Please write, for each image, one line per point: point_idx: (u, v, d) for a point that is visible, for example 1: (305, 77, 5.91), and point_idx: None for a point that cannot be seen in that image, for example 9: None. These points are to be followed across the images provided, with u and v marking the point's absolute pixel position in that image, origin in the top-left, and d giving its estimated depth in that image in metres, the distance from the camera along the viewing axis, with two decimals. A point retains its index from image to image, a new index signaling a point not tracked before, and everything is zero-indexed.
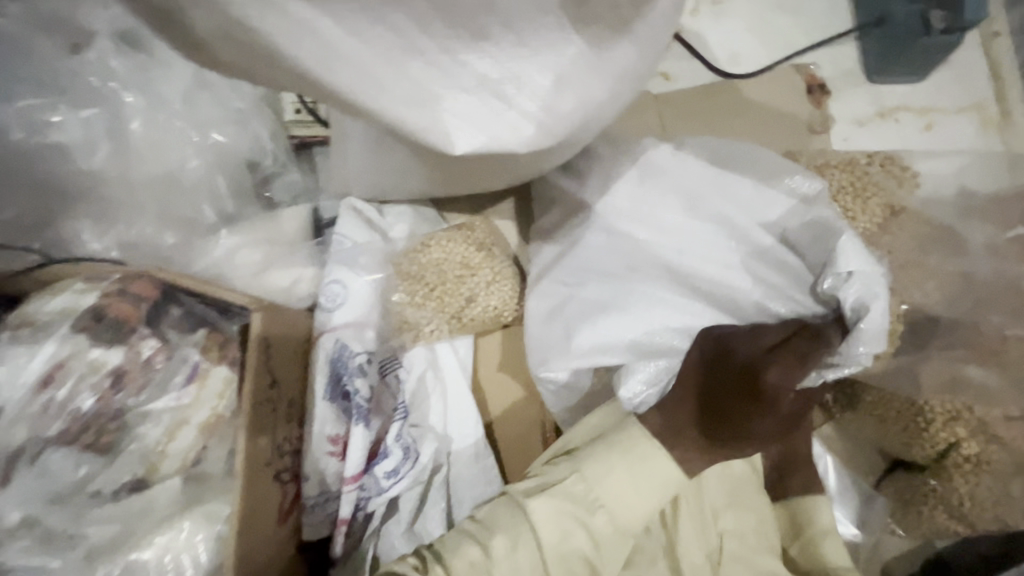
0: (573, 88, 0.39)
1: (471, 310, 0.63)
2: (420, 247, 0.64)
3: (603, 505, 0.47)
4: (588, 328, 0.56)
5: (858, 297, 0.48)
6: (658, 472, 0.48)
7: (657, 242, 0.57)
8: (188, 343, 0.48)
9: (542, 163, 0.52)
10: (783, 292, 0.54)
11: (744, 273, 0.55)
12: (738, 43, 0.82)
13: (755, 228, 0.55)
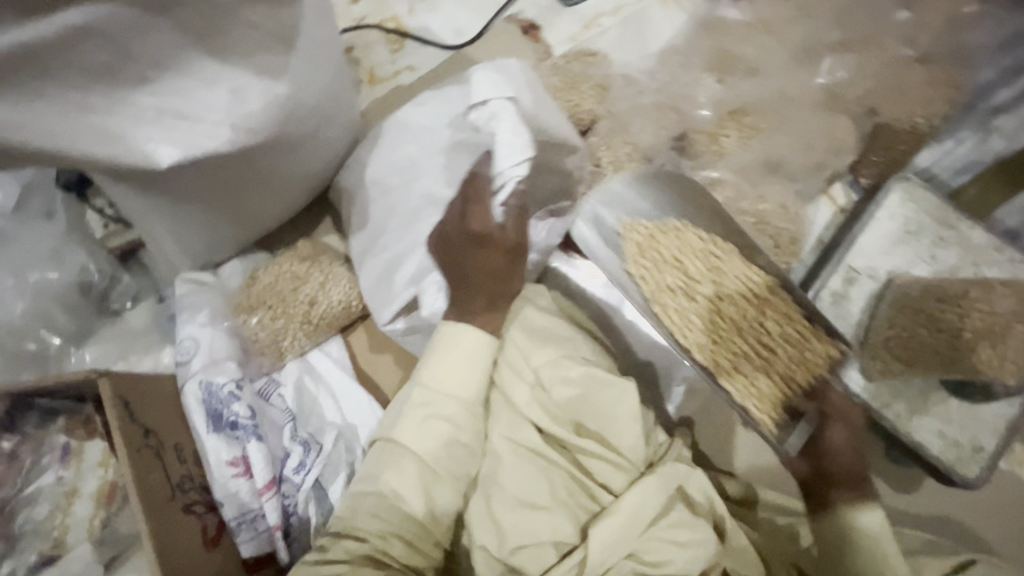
0: (252, 94, 0.53)
1: (319, 310, 0.72)
2: (253, 280, 0.73)
3: (455, 401, 0.58)
4: (398, 273, 0.66)
5: (491, 122, 0.63)
6: (479, 355, 0.58)
7: (410, 178, 0.68)
8: (53, 434, 0.59)
9: (303, 163, 0.66)
10: (482, 146, 0.64)
11: (459, 161, 0.65)
12: (458, 19, 0.96)
13: (451, 127, 0.67)
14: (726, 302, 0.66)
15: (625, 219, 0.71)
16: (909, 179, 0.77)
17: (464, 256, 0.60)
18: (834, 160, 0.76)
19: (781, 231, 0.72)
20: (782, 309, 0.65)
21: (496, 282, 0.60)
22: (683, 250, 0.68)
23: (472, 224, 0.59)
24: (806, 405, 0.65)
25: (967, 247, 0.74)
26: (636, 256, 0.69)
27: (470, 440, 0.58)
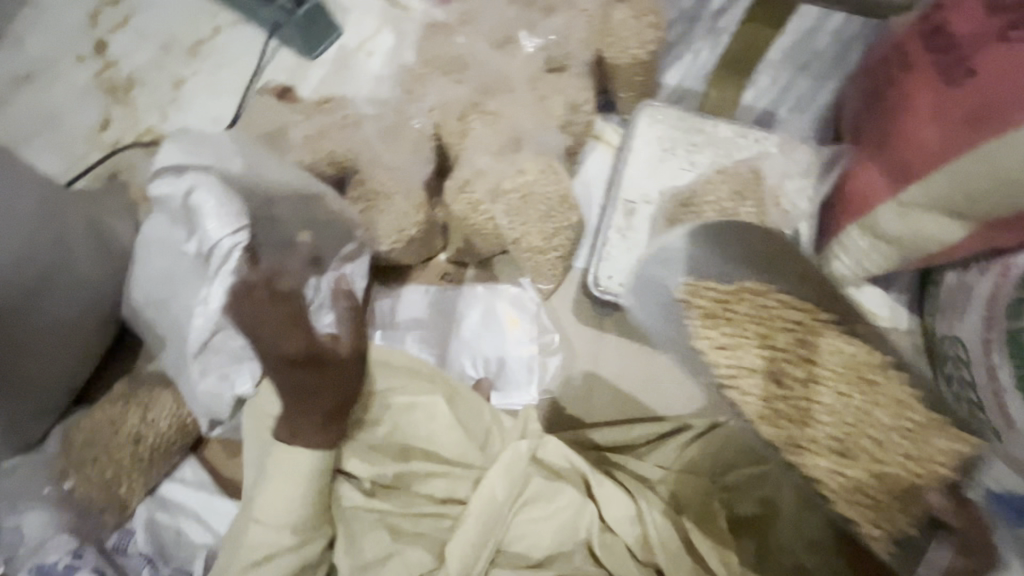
0: None
1: (146, 444, 0.71)
2: (67, 441, 0.70)
3: (267, 511, 0.60)
4: (200, 380, 0.65)
5: (192, 187, 0.62)
6: (298, 460, 0.61)
7: (166, 290, 0.67)
8: None
9: (56, 314, 0.65)
10: (195, 203, 0.61)
11: (186, 237, 0.63)
12: (213, 109, 0.98)
13: (172, 219, 0.66)
14: (832, 393, 0.52)
15: (687, 279, 0.59)
16: (653, 105, 0.86)
17: (298, 372, 0.60)
18: (575, 116, 0.81)
19: (547, 196, 0.75)
20: (902, 394, 0.52)
21: (332, 391, 0.62)
22: (733, 309, 0.56)
23: (297, 328, 0.60)
24: (937, 501, 0.49)
25: (712, 148, 0.83)
26: (704, 321, 0.57)
27: (304, 537, 0.61)
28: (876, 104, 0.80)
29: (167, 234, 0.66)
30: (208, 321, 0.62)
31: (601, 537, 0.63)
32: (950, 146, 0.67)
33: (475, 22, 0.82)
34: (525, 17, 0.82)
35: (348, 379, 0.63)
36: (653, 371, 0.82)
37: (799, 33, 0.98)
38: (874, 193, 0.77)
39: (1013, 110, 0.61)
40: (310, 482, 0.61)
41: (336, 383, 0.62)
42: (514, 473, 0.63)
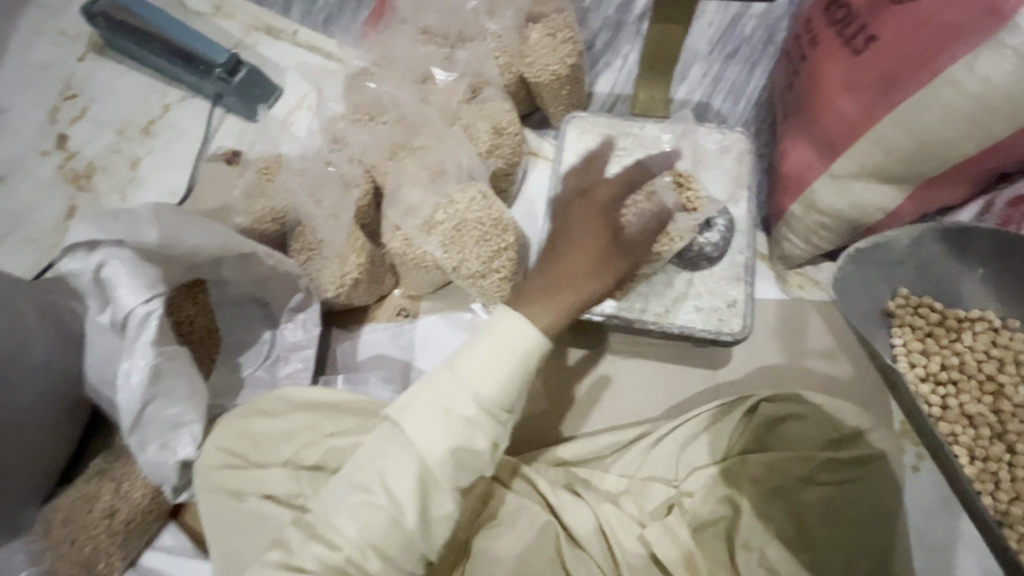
0: None
1: (121, 518, 0.73)
2: (44, 525, 0.71)
3: (463, 389, 0.57)
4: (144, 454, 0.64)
5: (106, 263, 0.63)
6: (520, 338, 0.58)
7: (108, 367, 0.69)
8: None
9: (15, 406, 0.67)
10: (112, 278, 0.63)
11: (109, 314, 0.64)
12: (170, 183, 1.02)
13: (94, 298, 0.66)
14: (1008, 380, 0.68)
15: (902, 289, 0.71)
16: (579, 116, 0.87)
17: (565, 244, 0.63)
18: (501, 138, 0.83)
19: (477, 219, 0.76)
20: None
21: (573, 273, 0.62)
22: (943, 336, 0.70)
23: (602, 209, 0.64)
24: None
25: (642, 148, 0.83)
26: (907, 345, 0.70)
27: (470, 434, 0.57)
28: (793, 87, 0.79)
29: (95, 321, 0.67)
30: (138, 389, 0.60)
31: (569, 551, 0.62)
32: (867, 111, 0.67)
33: (394, 64, 0.85)
34: (441, 52, 0.85)
35: (606, 266, 0.62)
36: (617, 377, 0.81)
37: (719, 29, 1.00)
38: (809, 171, 0.75)
39: (914, 72, 0.62)
40: (522, 366, 0.58)
41: (598, 274, 0.62)
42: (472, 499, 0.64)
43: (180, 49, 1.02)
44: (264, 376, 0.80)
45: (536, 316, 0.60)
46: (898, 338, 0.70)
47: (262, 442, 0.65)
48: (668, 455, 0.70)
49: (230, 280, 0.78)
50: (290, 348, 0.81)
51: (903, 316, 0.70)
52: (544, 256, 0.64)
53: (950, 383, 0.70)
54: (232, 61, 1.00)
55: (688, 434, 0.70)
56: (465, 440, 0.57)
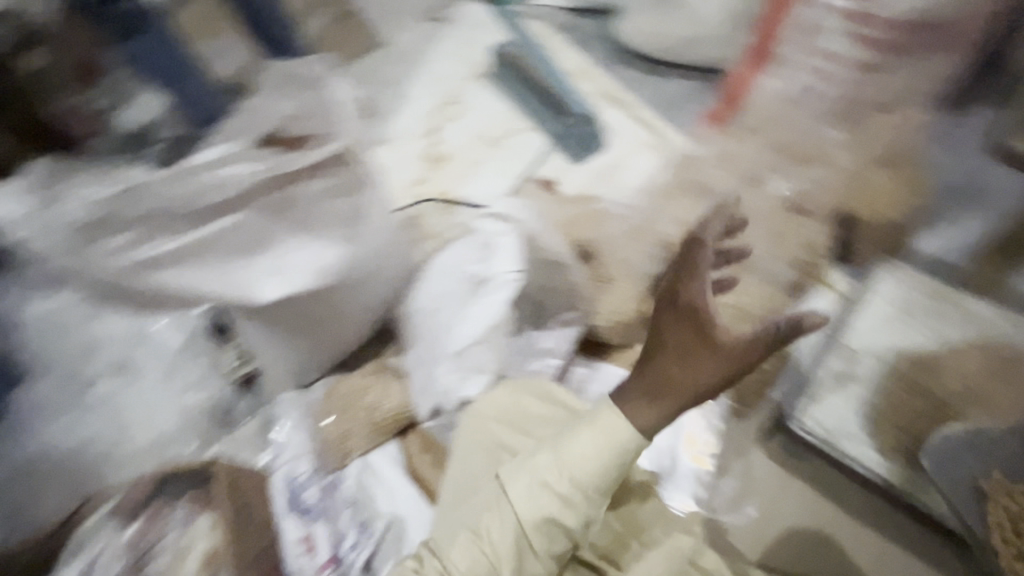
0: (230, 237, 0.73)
1: (379, 413, 0.88)
2: (331, 391, 0.92)
3: (567, 466, 0.64)
4: (444, 374, 0.88)
5: (502, 246, 0.89)
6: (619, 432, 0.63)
7: (440, 299, 0.90)
8: (179, 503, 0.74)
9: (366, 299, 0.89)
10: (502, 260, 0.88)
11: (479, 276, 0.89)
12: (492, 185, 1.18)
13: (467, 251, 0.90)
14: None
15: (997, 472, 0.70)
16: (893, 265, 0.86)
17: (681, 352, 0.61)
18: (810, 256, 0.87)
19: (763, 318, 0.82)
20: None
21: (690, 388, 0.60)
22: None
23: (747, 355, 0.58)
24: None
25: (957, 326, 0.85)
26: (998, 525, 0.69)
27: (567, 513, 0.64)
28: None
29: (456, 267, 0.90)
30: None
31: None
32: None
33: (732, 163, 0.95)
34: (777, 163, 0.93)
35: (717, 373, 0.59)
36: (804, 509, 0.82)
37: None
38: None
39: None
40: (615, 472, 0.63)
41: (693, 369, 0.60)
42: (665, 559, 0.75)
43: (546, 95, 1.25)
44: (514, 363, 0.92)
45: (640, 417, 0.63)
46: (989, 523, 0.69)
47: (518, 417, 0.82)
48: None
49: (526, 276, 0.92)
50: (540, 350, 0.92)
51: (999, 496, 0.69)
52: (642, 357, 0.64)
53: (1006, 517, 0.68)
54: (582, 115, 1.20)
55: None
56: (552, 514, 0.64)
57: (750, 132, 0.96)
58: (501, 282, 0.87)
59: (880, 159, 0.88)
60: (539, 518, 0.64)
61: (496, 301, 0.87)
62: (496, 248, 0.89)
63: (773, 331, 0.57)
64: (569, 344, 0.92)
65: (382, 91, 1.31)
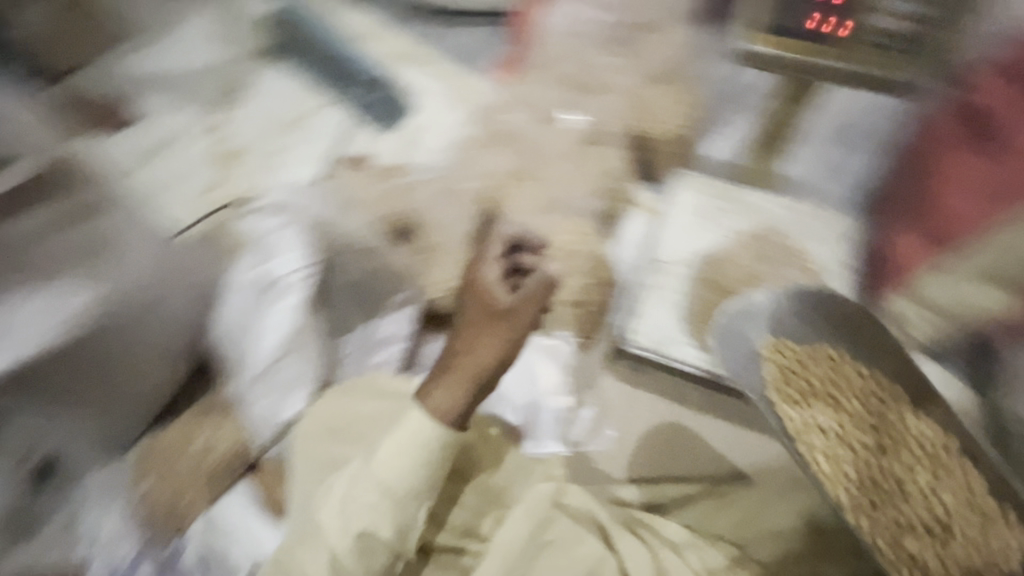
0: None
1: (210, 458, 0.76)
2: (151, 445, 0.76)
3: (371, 476, 0.64)
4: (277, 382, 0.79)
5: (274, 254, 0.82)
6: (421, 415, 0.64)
7: (240, 317, 0.79)
8: None
9: (159, 332, 0.72)
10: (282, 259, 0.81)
11: (264, 276, 0.80)
12: None
13: (247, 265, 0.81)
14: (885, 457, 0.68)
15: (767, 335, 0.75)
16: (690, 176, 0.94)
17: (496, 323, 0.69)
18: (615, 185, 0.91)
19: (582, 253, 0.86)
20: (956, 470, 0.65)
21: (474, 364, 0.67)
22: (831, 386, 0.73)
23: (523, 321, 0.70)
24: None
25: (744, 215, 0.90)
26: (776, 380, 0.72)
27: (377, 523, 0.63)
28: (913, 167, 0.82)
29: (239, 277, 0.80)
30: None
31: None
32: (987, 211, 0.69)
33: (530, 102, 0.94)
34: (568, 96, 0.93)
35: (497, 343, 0.69)
36: (690, 428, 0.82)
37: (848, 108, 0.96)
38: (914, 257, 0.78)
39: None
40: (429, 456, 0.64)
41: (476, 349, 0.68)
42: (535, 513, 0.68)
43: None
44: (355, 361, 0.85)
45: (447, 401, 0.65)
46: (770, 377, 0.72)
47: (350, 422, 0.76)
48: (735, 517, 0.73)
49: None
50: (384, 340, 0.85)
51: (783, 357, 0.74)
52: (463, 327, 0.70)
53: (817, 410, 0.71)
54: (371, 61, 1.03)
55: (768, 498, 0.74)
56: (366, 531, 0.63)
57: (540, 68, 0.95)
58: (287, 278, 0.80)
59: (658, 73, 0.91)
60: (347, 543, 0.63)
61: (287, 300, 0.80)
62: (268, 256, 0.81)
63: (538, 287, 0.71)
64: (412, 326, 0.86)
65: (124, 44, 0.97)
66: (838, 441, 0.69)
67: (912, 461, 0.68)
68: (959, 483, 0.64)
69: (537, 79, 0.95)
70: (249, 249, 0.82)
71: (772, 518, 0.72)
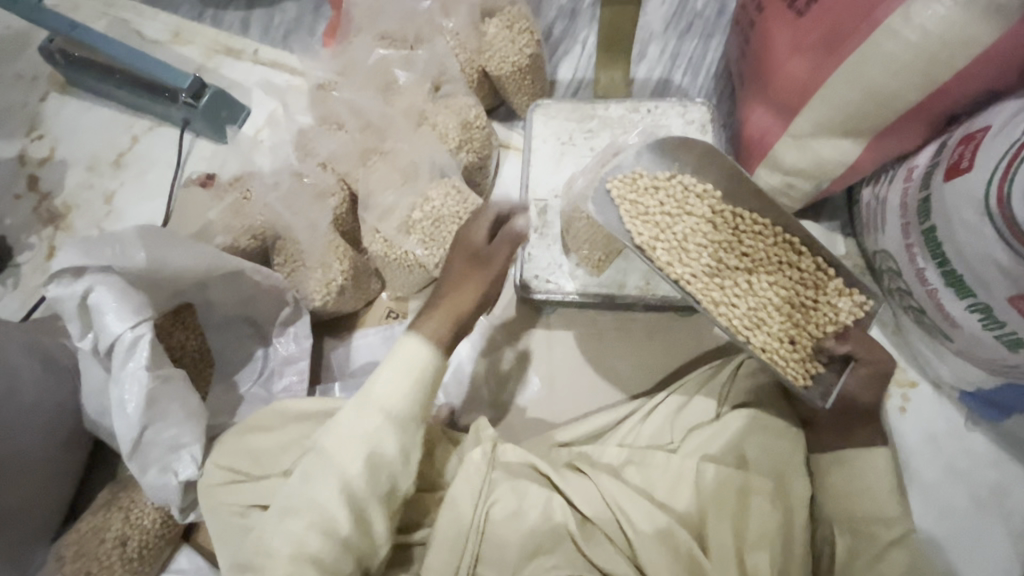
0: None
1: (130, 542, 0.73)
2: (76, 545, 0.73)
3: (366, 412, 0.58)
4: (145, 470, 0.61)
5: (100, 302, 0.58)
6: (416, 355, 0.59)
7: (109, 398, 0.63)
8: None
9: None
10: (114, 318, 0.57)
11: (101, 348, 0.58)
12: (146, 210, 1.03)
13: (84, 338, 0.60)
14: (731, 255, 0.66)
15: (617, 177, 0.67)
16: (543, 103, 0.89)
17: (459, 283, 0.62)
18: (469, 133, 0.84)
19: (455, 213, 0.78)
20: (811, 268, 0.65)
21: (460, 303, 0.61)
22: (678, 206, 0.66)
23: (489, 275, 0.62)
24: (839, 348, 0.63)
25: (608, 129, 0.85)
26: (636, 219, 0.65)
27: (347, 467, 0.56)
28: (750, 39, 0.80)
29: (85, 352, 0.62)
30: (135, 417, 0.57)
31: (579, 527, 0.63)
32: (818, 70, 0.70)
33: (354, 71, 0.86)
34: (401, 55, 0.87)
35: (479, 288, 0.62)
36: (603, 356, 0.84)
37: (676, 1, 1.04)
38: (770, 133, 0.79)
39: (858, 23, 0.64)
40: (432, 374, 0.60)
41: (461, 291, 0.61)
42: (472, 479, 0.64)
43: (140, 77, 1.00)
44: (260, 392, 0.81)
45: (421, 339, 0.60)
46: (628, 210, 0.65)
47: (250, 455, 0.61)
48: (660, 424, 0.72)
49: (216, 301, 0.79)
50: (283, 361, 0.81)
51: (626, 192, 0.66)
52: (431, 293, 0.63)
53: (685, 243, 0.65)
54: (196, 86, 0.98)
55: (684, 396, 0.73)
56: (373, 451, 0.57)
57: (357, 32, 0.88)
58: (127, 340, 0.57)
59: (479, 9, 0.87)
60: (426, 362, 0.60)
61: (131, 370, 0.57)
62: (96, 309, 0.58)
63: (483, 240, 0.63)
64: (310, 338, 0.81)
65: (12, 186, 1.06)
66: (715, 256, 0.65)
67: (748, 244, 0.66)
68: (780, 248, 0.66)
69: (354, 44, 0.87)
70: (77, 304, 0.59)
71: (690, 414, 0.72)
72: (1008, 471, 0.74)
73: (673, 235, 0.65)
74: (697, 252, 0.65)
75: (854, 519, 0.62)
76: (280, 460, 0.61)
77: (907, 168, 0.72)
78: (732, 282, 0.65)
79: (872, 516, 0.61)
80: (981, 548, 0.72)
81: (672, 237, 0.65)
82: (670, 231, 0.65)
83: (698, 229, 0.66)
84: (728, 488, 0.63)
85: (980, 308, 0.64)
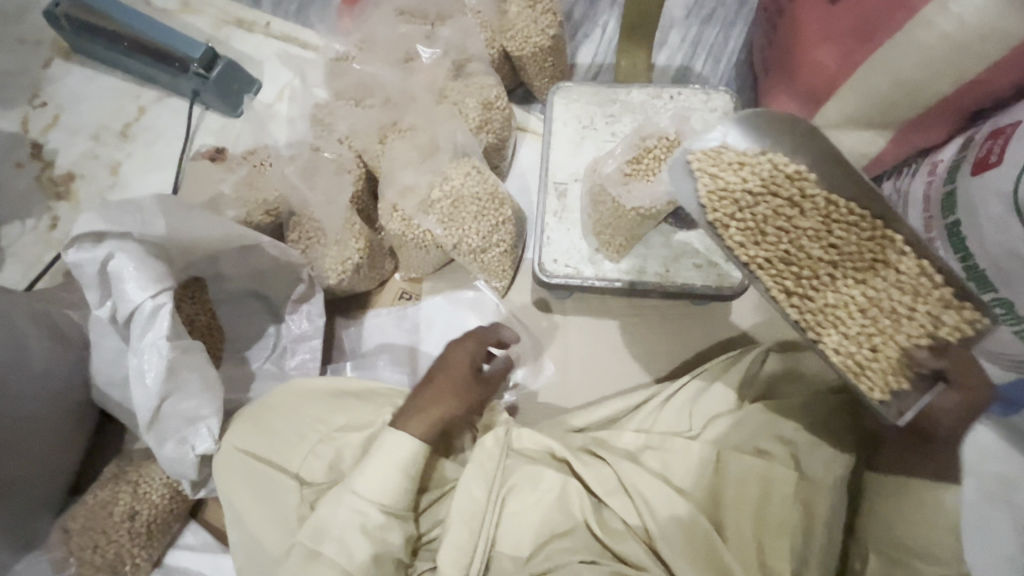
0: None
1: (139, 516, 0.72)
2: (86, 517, 0.72)
3: (350, 494, 0.57)
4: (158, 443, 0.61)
5: (121, 272, 0.58)
6: (409, 443, 0.59)
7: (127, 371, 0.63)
8: None
9: None
10: (137, 288, 0.58)
11: (123, 317, 0.59)
12: (153, 182, 1.01)
13: (102, 308, 0.61)
14: (818, 246, 0.58)
15: (696, 148, 0.60)
16: (564, 85, 0.86)
17: (455, 391, 0.64)
18: (489, 113, 0.82)
19: (474, 195, 0.77)
20: (912, 272, 0.56)
21: (451, 409, 0.63)
22: (764, 182, 0.58)
23: (479, 395, 0.67)
24: (930, 363, 0.55)
25: (630, 114, 0.84)
26: (712, 199, 0.58)
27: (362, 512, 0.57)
28: (779, 27, 0.79)
29: (101, 322, 0.62)
30: (154, 389, 0.58)
31: (596, 512, 0.63)
32: (847, 60, 0.69)
33: (373, 46, 0.85)
34: (421, 31, 0.85)
35: (469, 401, 0.65)
36: (618, 343, 0.84)
37: None
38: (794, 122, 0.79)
39: (892, 15, 0.64)
40: (416, 463, 0.59)
41: (458, 399, 0.64)
42: (486, 472, 0.63)
43: (151, 46, 0.98)
44: (272, 368, 0.80)
45: (412, 432, 0.60)
46: (706, 190, 0.58)
47: (269, 433, 0.62)
48: (676, 412, 0.72)
49: (229, 276, 0.78)
50: (295, 339, 0.80)
51: (707, 165, 0.59)
52: (422, 392, 0.63)
53: (764, 230, 0.58)
54: (209, 56, 0.97)
55: (701, 385, 0.73)
56: (359, 526, 0.56)
57: (376, 6, 0.86)
58: (150, 309, 0.58)
59: None
60: (408, 450, 0.59)
61: (153, 340, 0.58)
62: (117, 279, 0.58)
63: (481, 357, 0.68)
64: (323, 317, 0.80)
65: (14, 154, 1.03)
66: (798, 249, 0.58)
67: (839, 237, 0.58)
68: (881, 248, 0.57)
69: (374, 18, 0.85)
70: (96, 274, 0.59)
71: (707, 403, 0.72)
72: (1015, 465, 0.75)
73: (751, 219, 0.58)
74: (777, 240, 0.58)
75: (892, 540, 0.60)
76: (297, 441, 0.62)
77: (932, 162, 0.72)
78: (816, 277, 0.58)
79: (906, 540, 0.59)
80: (988, 539, 0.73)
81: (750, 223, 0.58)
82: (750, 214, 0.58)
83: (782, 209, 0.59)
84: (745, 476, 0.63)
85: (1002, 304, 0.64)
